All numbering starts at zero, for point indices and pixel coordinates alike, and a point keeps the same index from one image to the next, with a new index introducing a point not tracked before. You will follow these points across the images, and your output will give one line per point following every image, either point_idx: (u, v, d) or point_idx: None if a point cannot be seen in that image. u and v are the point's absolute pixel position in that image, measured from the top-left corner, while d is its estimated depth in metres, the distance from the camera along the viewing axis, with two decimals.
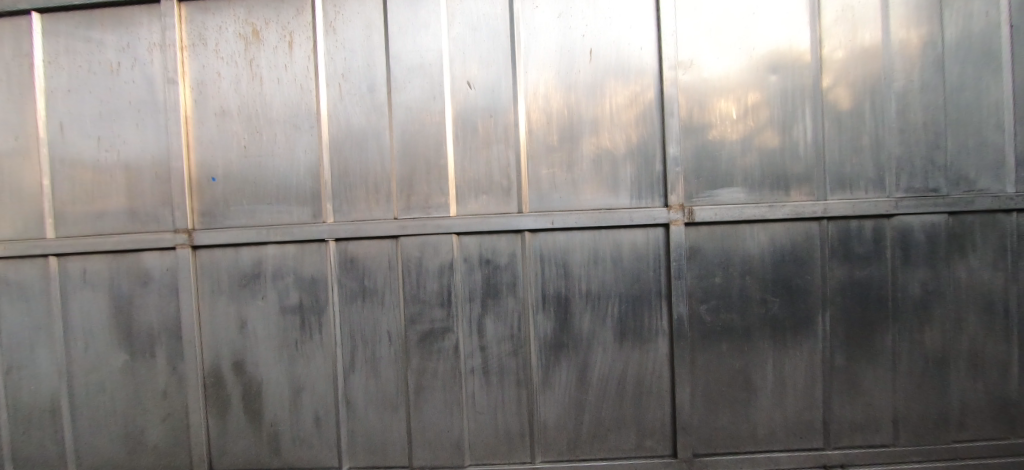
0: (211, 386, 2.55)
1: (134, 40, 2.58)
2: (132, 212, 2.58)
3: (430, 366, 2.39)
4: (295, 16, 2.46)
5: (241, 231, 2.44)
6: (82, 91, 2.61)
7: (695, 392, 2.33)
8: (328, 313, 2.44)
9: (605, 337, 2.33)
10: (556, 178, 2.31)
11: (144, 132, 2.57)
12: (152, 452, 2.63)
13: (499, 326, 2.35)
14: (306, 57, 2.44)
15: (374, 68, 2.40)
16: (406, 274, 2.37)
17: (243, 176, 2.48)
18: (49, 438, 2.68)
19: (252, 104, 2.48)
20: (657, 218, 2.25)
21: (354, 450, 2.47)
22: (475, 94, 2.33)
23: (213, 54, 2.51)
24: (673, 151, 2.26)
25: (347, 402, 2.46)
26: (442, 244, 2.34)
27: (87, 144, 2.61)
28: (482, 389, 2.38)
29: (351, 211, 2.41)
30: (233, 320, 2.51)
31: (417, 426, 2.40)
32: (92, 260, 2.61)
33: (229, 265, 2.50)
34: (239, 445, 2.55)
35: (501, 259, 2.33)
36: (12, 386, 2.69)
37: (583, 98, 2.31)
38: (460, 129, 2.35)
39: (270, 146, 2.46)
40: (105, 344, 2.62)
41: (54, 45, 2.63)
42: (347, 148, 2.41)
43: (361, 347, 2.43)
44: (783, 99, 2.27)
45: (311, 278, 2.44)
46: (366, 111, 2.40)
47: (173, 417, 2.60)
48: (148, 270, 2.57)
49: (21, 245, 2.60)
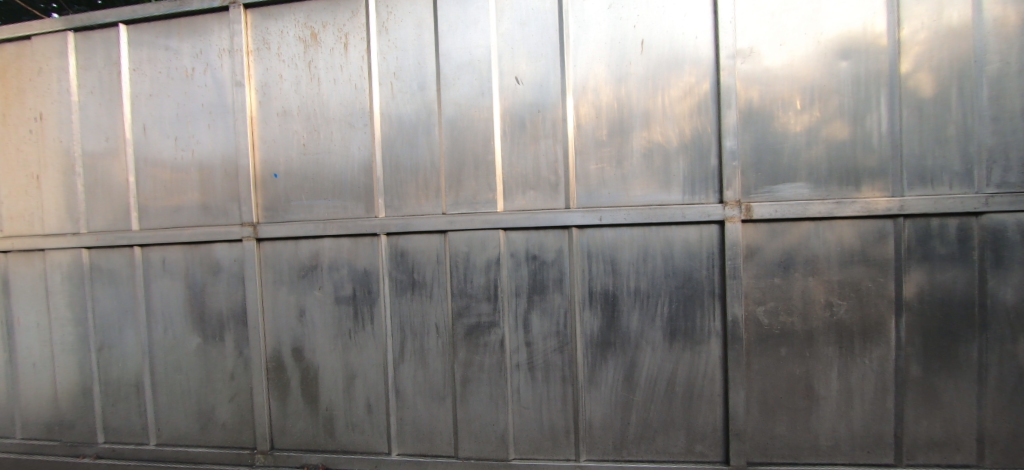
0: (273, 370, 2.72)
1: (206, 46, 2.78)
2: (205, 207, 2.79)
3: (476, 359, 2.42)
4: (350, 18, 2.55)
5: (300, 225, 2.58)
6: (161, 95, 2.84)
7: (750, 398, 2.22)
8: (379, 305, 2.53)
9: (654, 337, 2.27)
10: (605, 173, 2.27)
11: (214, 131, 2.76)
12: (221, 428, 2.84)
13: (545, 323, 2.34)
14: (361, 57, 2.53)
15: (425, 66, 2.45)
16: (454, 269, 2.41)
17: (302, 173, 2.62)
18: (134, 411, 2.96)
19: (311, 103, 2.60)
20: (712, 215, 2.15)
21: (403, 437, 2.55)
22: (523, 89, 2.32)
23: (275, 57, 2.65)
24: (730, 144, 2.15)
25: (397, 391, 2.54)
26: (490, 239, 2.35)
27: (166, 144, 2.84)
28: (527, 385, 2.38)
29: (401, 206, 2.48)
30: (293, 309, 2.66)
31: (464, 418, 2.44)
32: (171, 251, 2.84)
33: (290, 257, 2.65)
34: (297, 427, 2.71)
35: (547, 255, 2.31)
36: (105, 363, 2.99)
37: (634, 91, 2.24)
38: (508, 125, 2.35)
39: (327, 143, 2.58)
40: (182, 328, 2.86)
41: (138, 53, 2.88)
42: (398, 145, 2.48)
43: (410, 339, 2.51)
44: (855, 87, 2.10)
45: (365, 270, 2.54)
46: (417, 108, 2.45)
47: (240, 398, 2.79)
48: (218, 260, 2.77)
49: (112, 236, 2.89)
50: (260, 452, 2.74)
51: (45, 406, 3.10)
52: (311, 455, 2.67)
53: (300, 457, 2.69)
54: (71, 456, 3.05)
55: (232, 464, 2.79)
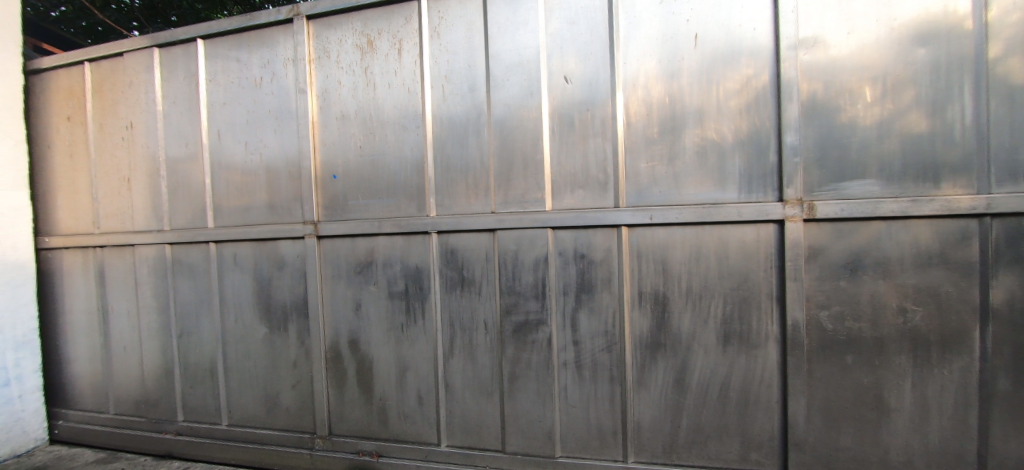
0: (332, 360, 2.88)
1: (273, 56, 2.98)
2: (271, 207, 3.00)
3: (524, 356, 2.45)
4: (403, 24, 2.66)
5: (357, 223, 2.72)
6: (234, 103, 3.08)
7: (811, 406, 2.11)
8: (430, 300, 2.62)
9: (707, 339, 2.21)
10: (655, 171, 2.23)
11: (280, 136, 2.96)
12: (284, 413, 3.04)
13: (593, 322, 2.34)
14: (414, 61, 2.63)
15: (475, 68, 2.50)
16: (502, 267, 2.45)
17: (359, 173, 2.75)
18: (209, 393, 3.23)
19: (367, 107, 2.73)
20: (770, 214, 2.06)
21: (452, 429, 2.63)
22: (572, 88, 2.33)
23: (335, 65, 2.81)
24: (791, 140, 2.05)
25: (447, 384, 2.62)
26: (538, 238, 2.38)
27: (237, 148, 3.07)
28: (574, 383, 2.39)
29: (452, 205, 2.55)
30: (350, 303, 2.81)
31: (511, 413, 2.49)
32: (242, 247, 3.08)
33: (347, 254, 2.80)
34: (353, 414, 2.86)
35: (596, 254, 2.31)
36: (185, 348, 3.28)
37: (687, 86, 2.18)
38: (556, 124, 2.36)
39: (381, 145, 2.70)
40: (251, 319, 3.09)
41: (214, 65, 3.14)
42: (449, 146, 2.55)
43: (459, 334, 2.58)
44: (933, 75, 1.94)
45: (417, 267, 2.64)
46: (467, 109, 2.51)
47: (301, 385, 2.98)
48: (283, 255, 2.97)
49: (192, 233, 3.17)
50: (319, 436, 2.91)
51: (134, 385, 3.45)
52: (365, 442, 2.81)
53: (356, 444, 2.83)
54: (155, 431, 3.37)
55: (294, 447, 2.98)
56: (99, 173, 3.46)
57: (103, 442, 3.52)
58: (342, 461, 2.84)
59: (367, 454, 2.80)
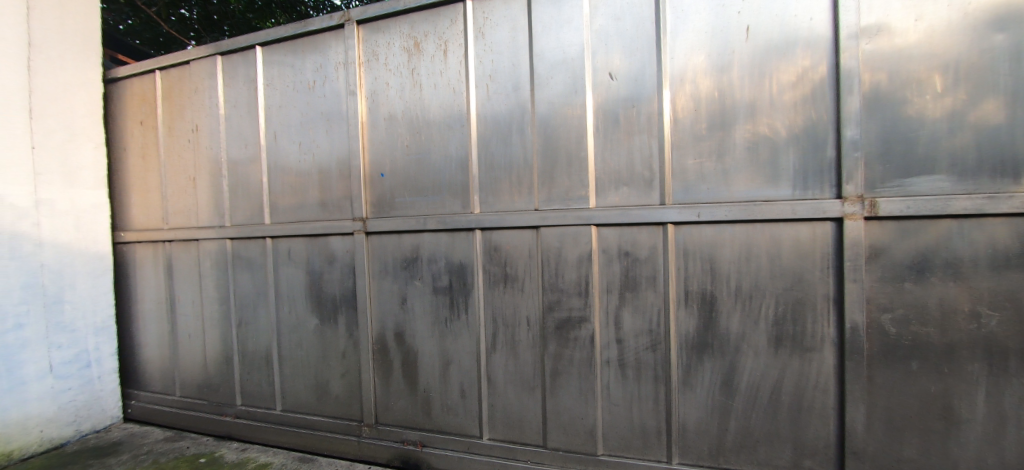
0: (378, 352, 3.00)
1: (325, 60, 3.13)
2: (323, 204, 3.15)
3: (566, 353, 2.46)
4: (449, 26, 2.72)
5: (404, 220, 2.82)
6: (289, 105, 3.25)
7: (871, 414, 2.01)
8: (474, 296, 2.68)
9: (757, 340, 2.14)
10: (704, 168, 2.18)
11: (331, 136, 3.10)
12: (334, 401, 3.19)
13: (637, 320, 2.32)
14: (459, 62, 2.69)
15: (519, 67, 2.53)
16: (545, 264, 2.47)
17: (406, 172, 2.85)
18: (265, 380, 3.43)
19: (414, 107, 2.82)
20: (828, 212, 1.97)
21: (494, 423, 2.67)
22: (617, 84, 2.31)
23: (383, 67, 2.91)
24: (851, 134, 1.96)
25: (489, 379, 2.67)
26: (582, 235, 2.38)
27: (292, 148, 3.24)
28: (617, 382, 2.38)
29: (495, 203, 2.60)
30: (396, 297, 2.91)
31: (553, 408, 2.51)
32: (296, 242, 3.25)
33: (394, 249, 2.90)
34: (398, 405, 2.96)
35: (640, 252, 2.28)
36: (244, 337, 3.50)
37: (738, 80, 2.12)
38: (600, 121, 2.36)
39: (427, 144, 2.78)
40: (304, 310, 3.25)
41: (271, 70, 3.33)
42: (492, 144, 2.60)
43: (502, 329, 2.62)
44: (1015, 62, 1.80)
45: (460, 263, 2.70)
46: (511, 108, 2.55)
47: (350, 374, 3.12)
48: (334, 250, 3.11)
49: (251, 229, 3.37)
50: (367, 424, 3.04)
51: (198, 370, 3.71)
52: (410, 432, 2.90)
53: (401, 433, 2.93)
54: (217, 414, 3.61)
55: (343, 434, 3.12)
56: (168, 172, 3.74)
57: (170, 422, 3.81)
58: (388, 449, 2.95)
59: (411, 444, 2.89)
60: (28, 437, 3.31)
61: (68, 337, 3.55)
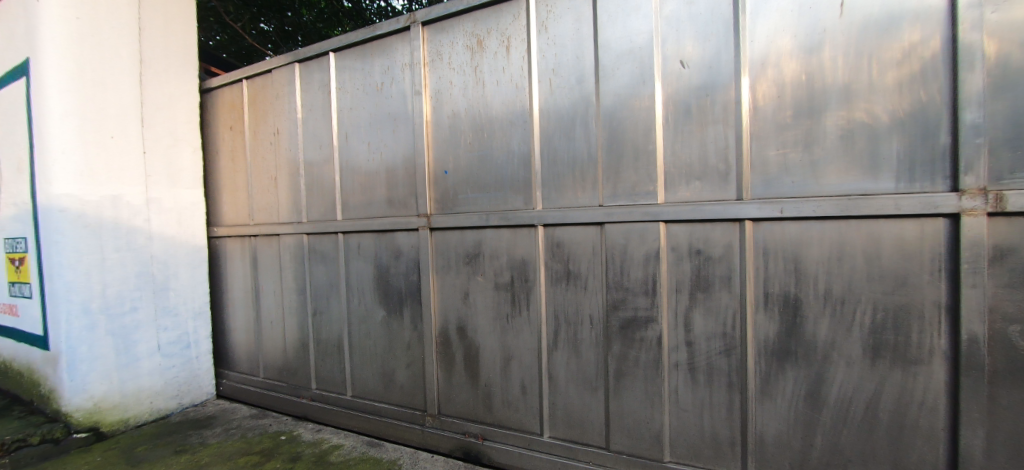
0: (441, 345, 3.08)
1: (392, 62, 3.24)
2: (390, 201, 3.28)
3: (631, 354, 2.38)
4: (512, 21, 2.71)
5: (467, 216, 2.87)
6: (359, 107, 3.41)
7: (994, 442, 1.71)
8: (535, 292, 2.66)
9: (850, 349, 1.93)
10: (788, 159, 2.00)
11: (398, 135, 3.21)
12: (399, 390, 3.32)
13: (709, 322, 2.19)
14: (522, 57, 2.67)
15: (583, 60, 2.47)
16: (610, 261, 2.40)
17: (469, 169, 2.89)
18: (337, 366, 3.65)
19: (476, 105, 2.85)
20: (940, 207, 1.71)
21: (555, 421, 2.65)
22: (689, 73, 2.18)
23: (447, 66, 2.97)
24: (972, 117, 1.68)
25: (550, 376, 2.65)
26: (649, 232, 2.29)
27: (362, 148, 3.40)
28: (686, 386, 2.26)
29: (559, 199, 2.56)
30: (459, 292, 2.97)
31: (617, 410, 2.44)
32: (365, 237, 3.41)
33: (457, 245, 2.96)
34: (460, 397, 3.02)
35: (714, 250, 2.15)
36: (318, 325, 3.74)
37: (831, 61, 1.92)
38: (670, 112, 2.24)
39: (490, 141, 2.79)
40: (372, 302, 3.41)
41: (343, 74, 3.51)
42: (556, 139, 2.56)
43: (564, 327, 2.59)
44: None
45: (522, 259, 2.70)
46: (575, 101, 2.50)
47: (414, 365, 3.23)
48: (400, 246, 3.24)
49: (325, 225, 3.59)
50: (430, 414, 3.13)
51: (279, 355, 4.03)
52: (471, 424, 2.96)
53: (463, 425, 3.00)
54: (295, 396, 3.90)
55: (408, 422, 3.25)
56: (253, 173, 4.08)
57: (255, 401, 4.17)
58: (450, 439, 3.03)
59: (473, 436, 2.95)
60: (141, 407, 3.78)
61: (172, 320, 4.00)
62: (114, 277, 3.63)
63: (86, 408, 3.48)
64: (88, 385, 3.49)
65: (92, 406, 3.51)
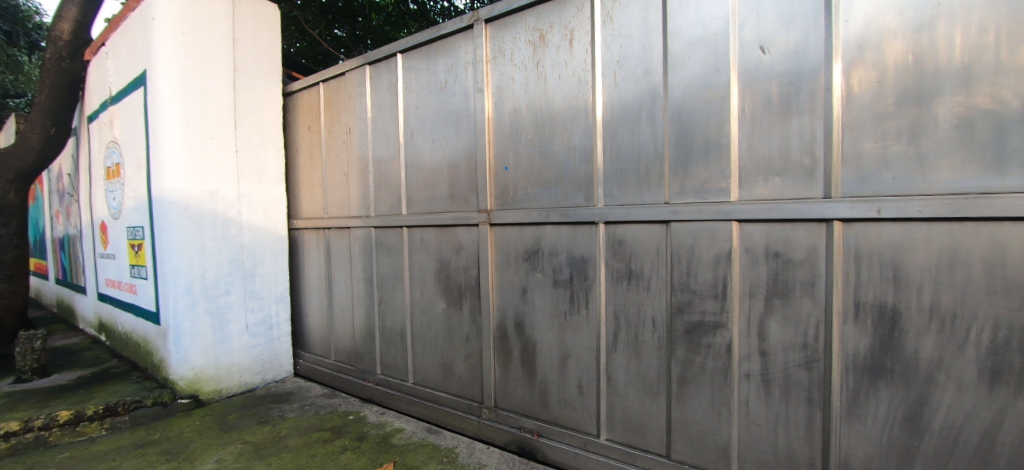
0: (499, 339, 3.11)
1: (456, 61, 3.30)
2: (451, 196, 3.35)
3: (697, 360, 2.26)
4: (576, 14, 2.65)
5: (527, 212, 2.86)
6: (424, 105, 3.52)
7: None
8: (595, 291, 2.61)
9: (961, 371, 1.66)
10: (888, 153, 1.77)
11: (460, 132, 3.28)
12: (457, 381, 3.40)
13: (787, 331, 2.01)
14: (585, 50, 2.61)
15: (651, 50, 2.36)
16: (676, 262, 2.29)
17: (530, 165, 2.88)
18: (400, 354, 3.82)
19: (538, 100, 2.82)
20: None
21: (613, 424, 2.59)
22: (770, 60, 2.00)
23: (509, 62, 2.97)
24: None
25: (609, 378, 2.58)
26: (720, 231, 2.14)
27: (426, 145, 3.51)
28: (758, 398, 2.10)
29: (622, 196, 2.48)
30: (518, 288, 2.98)
31: (679, 418, 2.33)
32: (428, 231, 3.53)
33: (516, 241, 2.97)
34: (517, 392, 3.04)
35: (794, 253, 1.97)
36: (384, 314, 3.93)
37: (946, 39, 1.65)
38: (749, 103, 2.07)
39: (551, 137, 2.76)
40: (433, 295, 3.53)
41: (410, 74, 3.63)
42: (620, 133, 2.48)
43: (624, 328, 2.51)
44: None
45: (582, 257, 2.65)
46: (641, 94, 2.39)
47: (472, 357, 3.29)
48: (460, 240, 3.31)
49: (391, 219, 3.76)
50: (487, 407, 3.19)
51: (348, 340, 4.29)
52: (527, 419, 2.97)
53: (519, 420, 3.01)
54: (362, 379, 4.14)
55: (465, 413, 3.32)
56: (328, 169, 4.36)
57: (327, 381, 4.48)
58: (505, 433, 3.06)
59: (528, 432, 2.96)
60: (232, 380, 4.21)
61: (258, 303, 4.41)
62: (211, 263, 4.06)
63: (188, 377, 3.96)
64: (190, 358, 3.96)
65: (193, 376, 3.98)
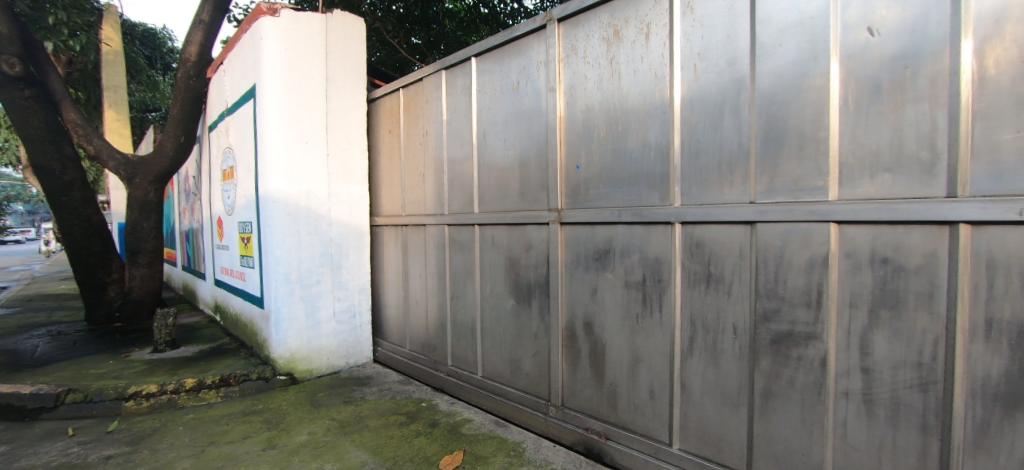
0: (567, 338, 3.11)
1: (528, 61, 3.34)
2: (522, 194, 3.39)
3: (784, 373, 2.08)
4: (653, 7, 2.56)
5: (598, 211, 2.83)
6: (496, 106, 3.60)
7: None
8: (669, 294, 2.51)
9: None
10: None
11: (531, 131, 3.31)
12: (525, 377, 3.44)
13: (897, 348, 1.77)
14: (663, 44, 2.51)
15: (736, 39, 2.22)
16: (762, 266, 2.13)
17: (602, 163, 2.83)
18: (469, 348, 3.95)
19: (612, 98, 2.77)
20: None
21: (687, 434, 2.47)
22: (880, 43, 1.78)
23: (582, 60, 2.95)
24: None
25: (683, 385, 2.47)
26: (816, 233, 1.95)
27: (498, 145, 3.59)
28: (858, 419, 1.88)
29: (701, 194, 2.36)
30: (587, 288, 2.95)
31: (763, 434, 2.17)
32: (498, 230, 3.61)
33: (587, 240, 2.94)
34: (584, 393, 3.01)
35: (908, 259, 1.72)
36: (455, 308, 4.09)
37: None
38: (852, 92, 1.86)
39: (624, 134, 2.70)
40: (502, 291, 3.60)
41: (483, 76, 3.73)
42: (699, 129, 2.36)
43: (702, 334, 2.38)
44: None
45: (656, 258, 2.56)
46: (725, 86, 2.25)
47: (540, 355, 3.32)
48: (530, 239, 3.34)
49: (464, 217, 3.91)
50: (554, 405, 3.19)
51: (422, 331, 4.52)
52: (595, 421, 2.93)
53: (585, 420, 2.99)
54: (434, 369, 4.34)
55: (532, 409, 3.36)
56: (407, 169, 4.61)
57: (402, 369, 4.75)
58: (572, 432, 3.05)
59: (596, 433, 2.92)
60: (321, 361, 4.63)
61: (344, 293, 4.79)
62: (306, 255, 4.50)
63: (286, 356, 4.43)
64: (287, 339, 4.42)
65: (289, 356, 4.44)
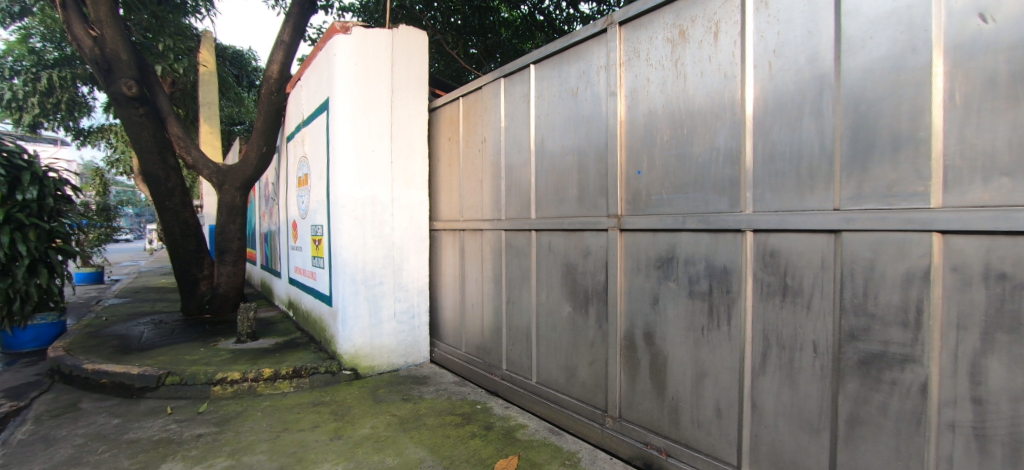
0: (626, 348, 3.02)
1: (588, 66, 3.32)
2: (580, 200, 3.36)
3: (875, 398, 1.88)
4: (722, 4, 2.45)
5: (661, 218, 2.74)
6: (554, 112, 3.61)
7: None
8: (739, 305, 2.37)
9: None
10: None
11: (590, 136, 3.27)
12: (580, 385, 3.38)
13: (1018, 378, 1.52)
14: (733, 42, 2.39)
15: (816, 34, 2.06)
16: (848, 279, 1.95)
17: (665, 168, 2.74)
18: (524, 353, 3.96)
19: (676, 100, 2.68)
20: None
21: (758, 457, 2.30)
22: (994, 30, 1.57)
23: (645, 63, 2.88)
24: None
25: (754, 404, 2.31)
26: (913, 244, 1.75)
27: (555, 150, 3.59)
28: (966, 457, 1.64)
29: (776, 201, 2.21)
30: (648, 297, 2.86)
31: (847, 463, 1.97)
32: (556, 235, 3.60)
33: (648, 247, 2.85)
34: (643, 405, 2.91)
35: None
36: (511, 312, 4.12)
37: None
38: (961, 86, 1.66)
39: (689, 138, 2.60)
40: (559, 297, 3.58)
41: (542, 82, 3.75)
42: (774, 131, 2.22)
43: (776, 350, 2.22)
44: None
45: (724, 267, 2.43)
46: (803, 83, 2.11)
47: (596, 364, 3.25)
48: (588, 245, 3.30)
49: (521, 222, 3.94)
50: (611, 416, 3.11)
51: (477, 334, 4.59)
52: (655, 436, 2.82)
53: (644, 435, 2.88)
54: (488, 372, 4.40)
55: (588, 419, 3.29)
56: (466, 175, 4.73)
57: (458, 371, 4.85)
58: (630, 446, 2.95)
59: (656, 449, 2.81)
60: (383, 359, 4.85)
61: (405, 294, 4.98)
62: (370, 257, 4.75)
63: (351, 352, 4.69)
64: (352, 336, 4.69)
65: (354, 352, 4.70)
